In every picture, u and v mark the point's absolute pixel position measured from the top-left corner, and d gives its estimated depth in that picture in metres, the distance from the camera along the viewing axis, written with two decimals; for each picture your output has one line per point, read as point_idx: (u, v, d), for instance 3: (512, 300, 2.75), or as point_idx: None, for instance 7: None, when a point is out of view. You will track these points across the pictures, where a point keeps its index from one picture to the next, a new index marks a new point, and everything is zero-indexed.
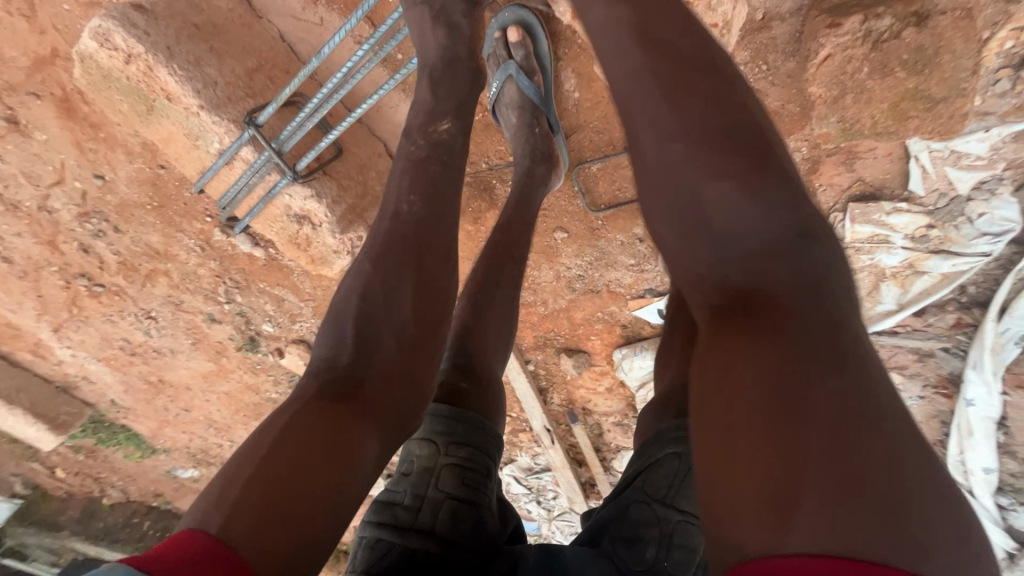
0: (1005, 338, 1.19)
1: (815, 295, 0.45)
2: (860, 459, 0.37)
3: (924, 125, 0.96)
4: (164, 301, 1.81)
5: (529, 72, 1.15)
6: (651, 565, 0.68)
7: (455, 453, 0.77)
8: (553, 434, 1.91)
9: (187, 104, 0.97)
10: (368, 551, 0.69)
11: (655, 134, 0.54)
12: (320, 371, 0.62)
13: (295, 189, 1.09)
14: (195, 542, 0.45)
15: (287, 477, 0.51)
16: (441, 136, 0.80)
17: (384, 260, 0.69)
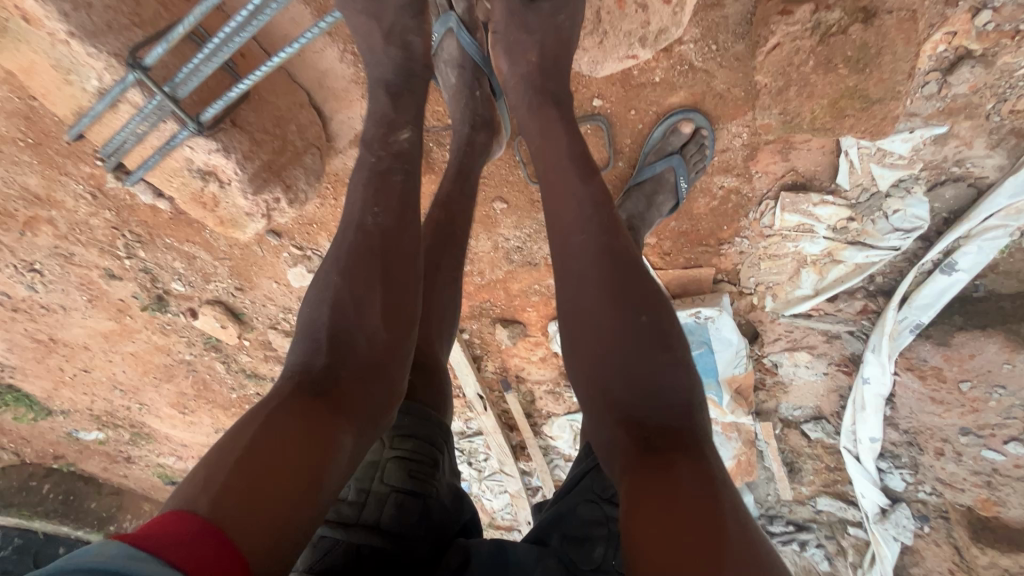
0: (902, 325, 1.28)
1: (685, 409, 0.58)
2: (721, 527, 0.47)
3: (859, 125, 0.97)
4: (50, 252, 1.59)
5: (471, 28, 1.06)
6: (598, 564, 0.62)
7: (401, 445, 0.70)
8: (486, 401, 1.91)
9: (52, 30, 0.80)
10: (310, 550, 0.62)
11: (579, 250, 0.66)
12: (295, 373, 0.60)
13: (198, 141, 0.96)
14: (189, 522, 0.45)
15: (269, 466, 0.51)
16: (403, 146, 0.76)
17: (352, 271, 0.66)
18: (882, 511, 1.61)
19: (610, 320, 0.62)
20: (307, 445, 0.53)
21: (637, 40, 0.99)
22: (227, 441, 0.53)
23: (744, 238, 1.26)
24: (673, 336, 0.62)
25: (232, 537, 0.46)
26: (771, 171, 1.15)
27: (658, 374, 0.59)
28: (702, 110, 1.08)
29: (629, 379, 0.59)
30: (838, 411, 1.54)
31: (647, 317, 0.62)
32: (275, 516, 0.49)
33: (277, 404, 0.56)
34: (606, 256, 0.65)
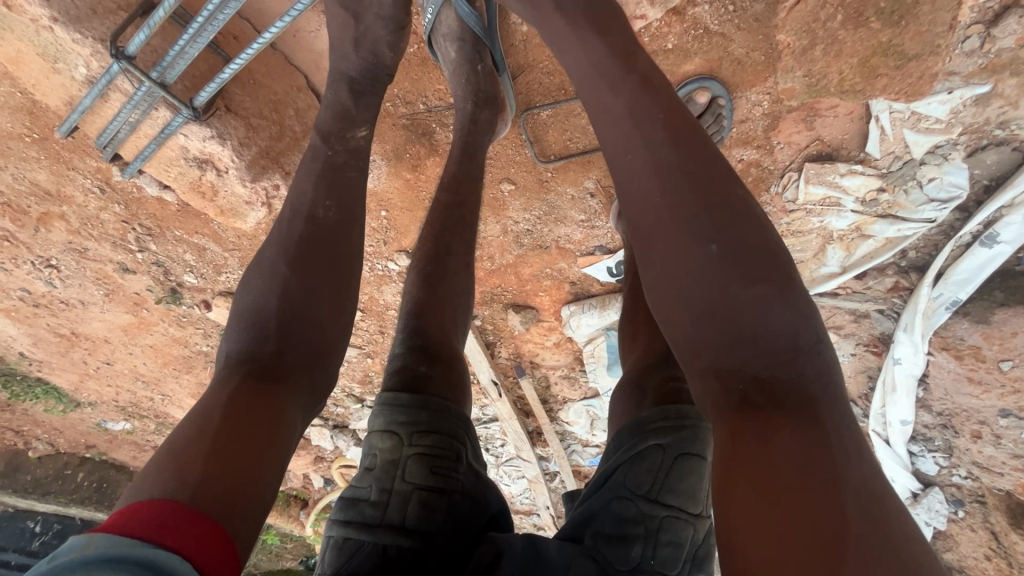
0: (937, 302, 1.21)
1: (789, 348, 0.47)
2: (836, 504, 0.40)
3: (893, 85, 0.92)
4: (64, 248, 1.60)
5: None
6: (638, 564, 0.58)
7: (421, 441, 0.66)
8: (501, 387, 1.88)
9: (34, 16, 0.78)
10: (336, 552, 0.60)
11: (633, 170, 0.54)
12: (238, 367, 0.56)
13: (191, 128, 0.93)
14: (162, 504, 0.43)
15: (242, 453, 0.49)
16: (359, 144, 0.74)
17: (301, 261, 0.63)
18: (913, 496, 1.56)
19: (686, 259, 0.50)
20: (268, 434, 0.51)
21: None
22: (186, 436, 0.49)
23: (766, 214, 1.19)
24: (765, 258, 0.49)
25: (218, 520, 0.45)
26: (793, 141, 1.08)
27: (750, 310, 0.48)
28: (719, 78, 1.02)
29: (712, 332, 0.49)
30: (866, 393, 1.48)
31: (731, 243, 0.50)
32: (253, 500, 0.48)
33: (229, 398, 0.53)
34: (668, 176, 0.53)
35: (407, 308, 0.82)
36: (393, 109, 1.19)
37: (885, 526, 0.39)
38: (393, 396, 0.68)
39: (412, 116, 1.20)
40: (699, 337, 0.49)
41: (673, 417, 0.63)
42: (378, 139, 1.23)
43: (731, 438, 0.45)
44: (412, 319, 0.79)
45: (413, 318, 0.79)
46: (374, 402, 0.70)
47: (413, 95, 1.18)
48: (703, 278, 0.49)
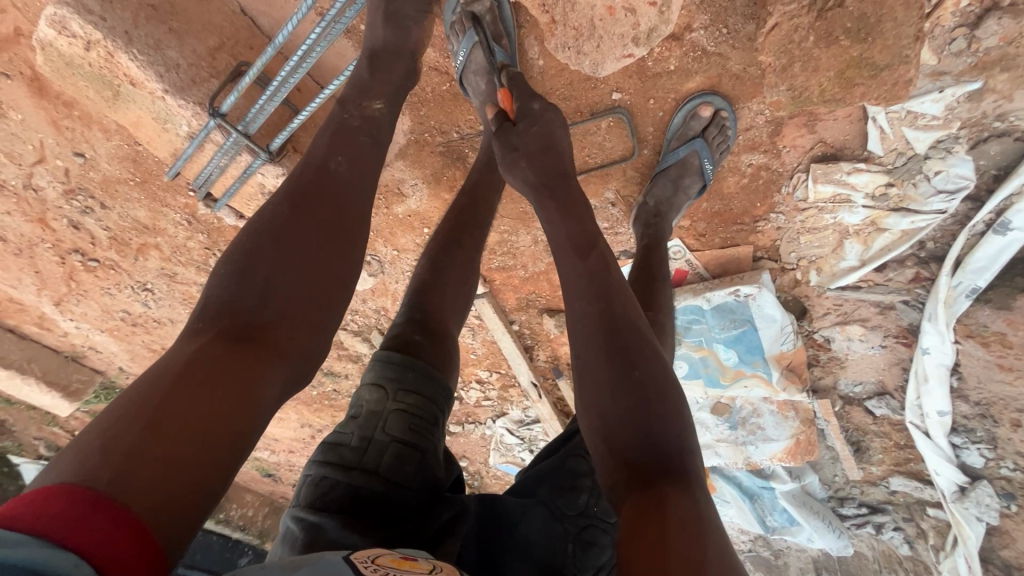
0: (958, 291, 1.23)
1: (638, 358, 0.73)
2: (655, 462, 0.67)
3: (871, 93, 0.98)
4: (158, 273, 1.87)
5: (495, 37, 1.07)
6: (582, 509, 0.84)
7: (403, 399, 0.85)
8: (540, 389, 1.99)
9: (151, 89, 0.99)
10: (314, 487, 0.77)
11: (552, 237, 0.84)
12: (216, 320, 0.64)
13: (268, 168, 1.12)
14: (76, 498, 0.45)
15: (191, 417, 0.55)
16: (374, 114, 0.84)
17: (299, 210, 0.73)
18: (960, 490, 1.54)
19: (575, 292, 0.79)
20: (239, 390, 0.59)
21: (630, 41, 1.04)
22: (153, 379, 0.57)
23: (780, 214, 1.27)
24: (625, 305, 0.77)
25: (129, 504, 0.47)
26: (798, 144, 1.15)
27: (616, 334, 0.74)
28: (721, 93, 1.11)
29: (600, 354, 0.74)
30: (901, 385, 1.49)
31: (606, 284, 0.78)
32: (211, 462, 0.54)
33: (201, 348, 0.61)
34: (564, 246, 0.82)
35: (415, 285, 1.05)
36: (430, 139, 1.36)
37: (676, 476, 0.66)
38: (386, 356, 0.89)
39: (447, 143, 1.36)
40: (583, 336, 0.76)
41: None
42: (419, 166, 1.41)
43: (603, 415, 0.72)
44: (416, 295, 1.02)
45: (419, 293, 1.02)
46: (371, 359, 0.90)
47: (448, 126, 1.33)
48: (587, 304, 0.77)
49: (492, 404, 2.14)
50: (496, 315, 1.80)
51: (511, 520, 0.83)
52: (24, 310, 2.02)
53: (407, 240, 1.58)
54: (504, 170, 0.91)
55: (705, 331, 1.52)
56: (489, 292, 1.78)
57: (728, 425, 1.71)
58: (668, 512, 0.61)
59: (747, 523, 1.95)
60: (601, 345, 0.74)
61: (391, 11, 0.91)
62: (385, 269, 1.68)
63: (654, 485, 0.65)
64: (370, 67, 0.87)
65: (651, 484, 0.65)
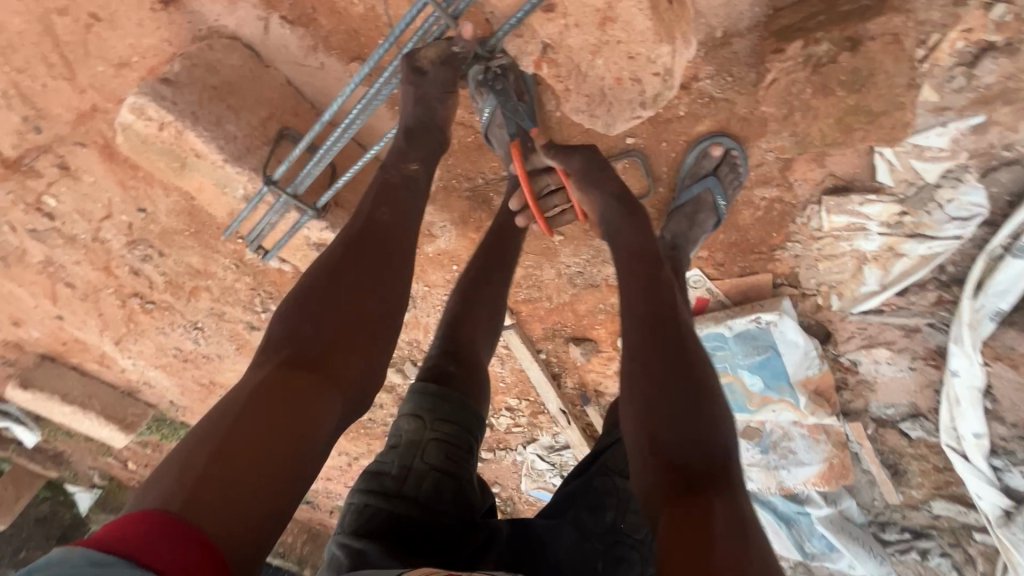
0: (981, 313, 1.25)
1: (691, 372, 0.79)
2: (703, 473, 0.71)
3: (873, 135, 1.05)
4: (208, 313, 2.01)
5: (517, 93, 1.06)
6: (609, 525, 0.92)
7: (439, 428, 0.94)
8: (569, 415, 2.02)
9: (213, 160, 1.12)
10: (357, 513, 0.85)
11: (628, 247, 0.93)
12: (276, 353, 0.74)
13: (313, 223, 1.22)
14: (154, 521, 0.57)
15: (255, 442, 0.65)
16: (411, 173, 0.94)
17: (352, 250, 0.83)
18: (1006, 514, 1.51)
19: (635, 303, 0.85)
20: (297, 415, 0.69)
21: (639, 105, 1.05)
22: (220, 412, 0.68)
23: (796, 242, 1.31)
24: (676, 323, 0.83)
25: (198, 525, 0.59)
26: (809, 178, 1.20)
27: (684, 346, 0.81)
28: (730, 134, 1.17)
29: (654, 362, 0.79)
30: (935, 406, 1.48)
31: (666, 297, 0.86)
32: (272, 480, 0.65)
33: (264, 377, 0.71)
34: (636, 258, 0.91)
35: (446, 317, 1.14)
36: (457, 185, 1.46)
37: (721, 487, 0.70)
38: (423, 387, 0.97)
39: (473, 188, 1.46)
40: (642, 341, 0.81)
41: None
42: (447, 210, 1.51)
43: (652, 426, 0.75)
44: (449, 327, 1.11)
45: (451, 327, 1.11)
46: (408, 390, 0.99)
47: (474, 173, 1.43)
48: (648, 310, 0.84)
49: (522, 430, 2.19)
50: (523, 345, 1.87)
51: (541, 540, 0.89)
52: (87, 348, 2.19)
53: (438, 276, 1.67)
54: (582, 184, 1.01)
55: (729, 357, 1.54)
56: (515, 322, 1.85)
57: (759, 450, 1.71)
58: (709, 523, 0.65)
59: (784, 550, 1.91)
60: (671, 347, 0.80)
61: (419, 94, 0.98)
62: (416, 304, 1.78)
63: (695, 495, 0.69)
64: (406, 135, 0.98)
65: (694, 493, 0.69)
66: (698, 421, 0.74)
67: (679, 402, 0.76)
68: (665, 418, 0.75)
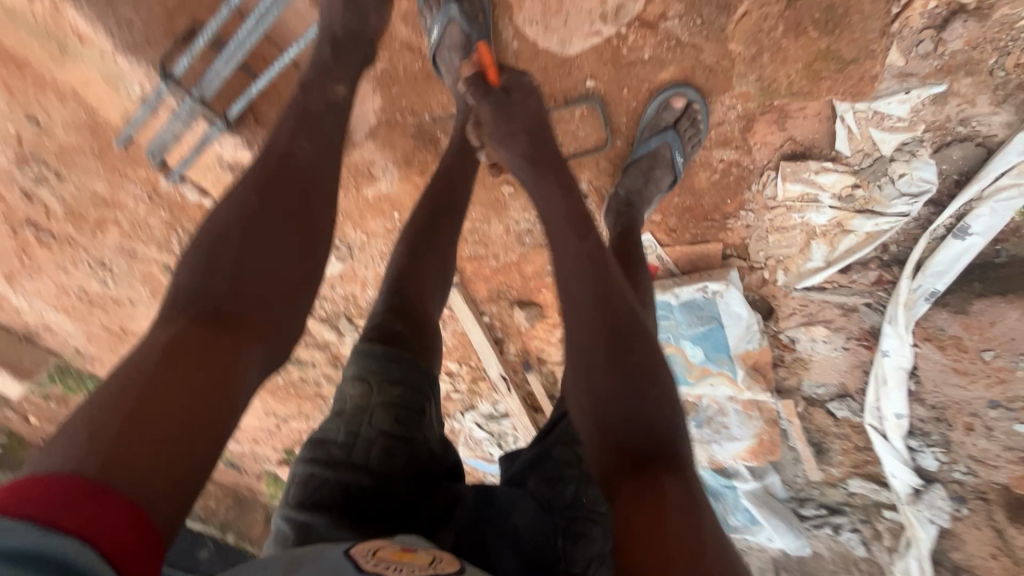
0: (917, 294, 1.26)
1: (627, 344, 0.74)
2: (651, 447, 0.69)
3: (837, 86, 1.05)
4: (117, 250, 1.79)
5: (471, 14, 1.05)
6: (571, 500, 0.82)
7: (388, 392, 0.85)
8: (509, 382, 1.93)
9: (101, 48, 0.94)
10: (302, 485, 0.77)
11: (554, 203, 0.84)
12: (184, 309, 0.64)
13: (226, 139, 1.06)
14: (70, 482, 0.48)
15: (164, 401, 0.56)
16: (335, 98, 0.85)
17: (270, 191, 0.73)
18: (915, 491, 1.56)
19: (573, 273, 0.78)
20: (218, 368, 0.61)
21: (598, 18, 1.08)
22: (122, 377, 0.57)
23: (749, 211, 1.27)
24: (611, 288, 0.77)
25: (119, 484, 0.50)
26: (768, 142, 1.16)
27: (626, 318, 0.76)
28: (694, 85, 1.11)
29: (591, 347, 0.74)
30: (862, 387, 1.50)
31: (601, 264, 0.79)
32: (198, 440, 0.57)
33: (173, 336, 0.61)
34: (561, 224, 0.82)
35: (391, 272, 1.02)
36: (401, 120, 1.33)
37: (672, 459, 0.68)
38: (370, 348, 0.88)
39: (419, 125, 1.33)
40: (580, 322, 0.76)
41: None
42: (389, 148, 1.38)
43: (597, 409, 0.72)
44: (394, 284, 0.99)
45: (397, 282, 1.00)
46: (352, 352, 0.89)
47: (420, 108, 1.31)
48: (579, 283, 0.78)
49: (461, 397, 2.10)
50: (465, 304, 1.77)
51: (503, 510, 0.80)
52: None
53: (378, 225, 1.54)
54: (496, 142, 0.92)
55: (672, 327, 1.52)
56: (459, 280, 1.75)
57: (694, 424, 1.72)
58: (665, 500, 0.63)
59: None
60: (592, 321, 0.75)
61: None
62: (354, 255, 1.64)
63: (647, 475, 0.66)
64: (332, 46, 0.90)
65: (644, 474, 0.66)
66: (646, 394, 0.71)
67: (622, 386, 0.71)
68: (604, 405, 0.72)
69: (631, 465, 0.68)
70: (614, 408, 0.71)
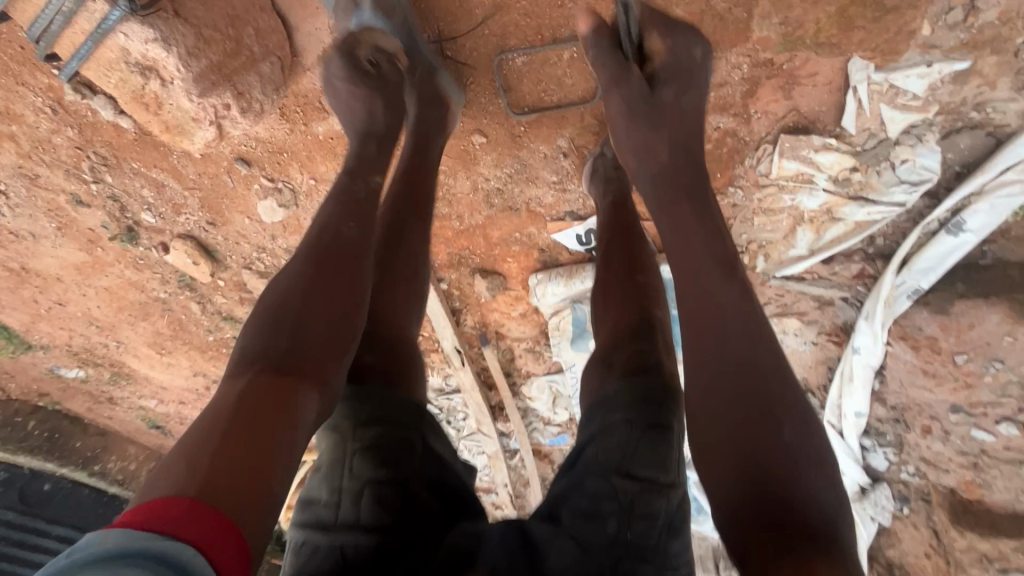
0: (899, 290, 1.20)
1: (752, 337, 0.67)
2: (769, 448, 0.61)
3: (868, 39, 0.95)
4: (15, 172, 1.46)
5: (383, 16, 1.05)
6: (614, 537, 0.65)
7: (364, 434, 0.71)
8: (463, 356, 1.79)
9: None
10: (296, 554, 0.66)
11: (679, 176, 0.82)
12: (251, 363, 0.64)
13: (130, 27, 0.94)
14: (175, 508, 0.50)
15: (245, 442, 0.57)
16: (376, 185, 0.87)
17: (319, 261, 0.73)
18: (861, 491, 1.52)
19: (697, 246, 0.74)
20: (279, 417, 0.60)
21: None
22: (203, 426, 0.58)
23: (738, 188, 1.18)
24: (727, 264, 0.72)
25: (222, 512, 0.52)
26: (770, 111, 1.07)
27: (733, 299, 0.70)
28: (700, 33, 0.99)
29: (716, 333, 0.68)
30: (824, 384, 1.45)
31: (717, 236, 0.75)
32: (261, 469, 0.57)
33: (242, 386, 0.62)
34: (665, 189, 0.81)
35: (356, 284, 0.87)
36: None
37: (800, 456, 0.61)
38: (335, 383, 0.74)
39: None
40: (689, 296, 0.71)
41: (634, 395, 0.72)
42: None
43: (714, 400, 0.65)
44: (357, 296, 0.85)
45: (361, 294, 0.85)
46: None
47: None
48: (711, 257, 0.73)
49: None
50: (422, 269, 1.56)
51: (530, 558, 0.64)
52: None
53: (328, 168, 1.37)
54: (620, 117, 0.89)
55: None
56: None
57: None
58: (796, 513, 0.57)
59: None
60: (712, 297, 0.70)
61: None
62: (299, 202, 1.44)
63: (773, 487, 0.59)
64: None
65: (772, 487, 0.59)
66: (770, 390, 0.64)
67: (744, 378, 0.65)
68: (724, 398, 0.65)
69: (751, 465, 0.61)
70: (739, 399, 0.64)
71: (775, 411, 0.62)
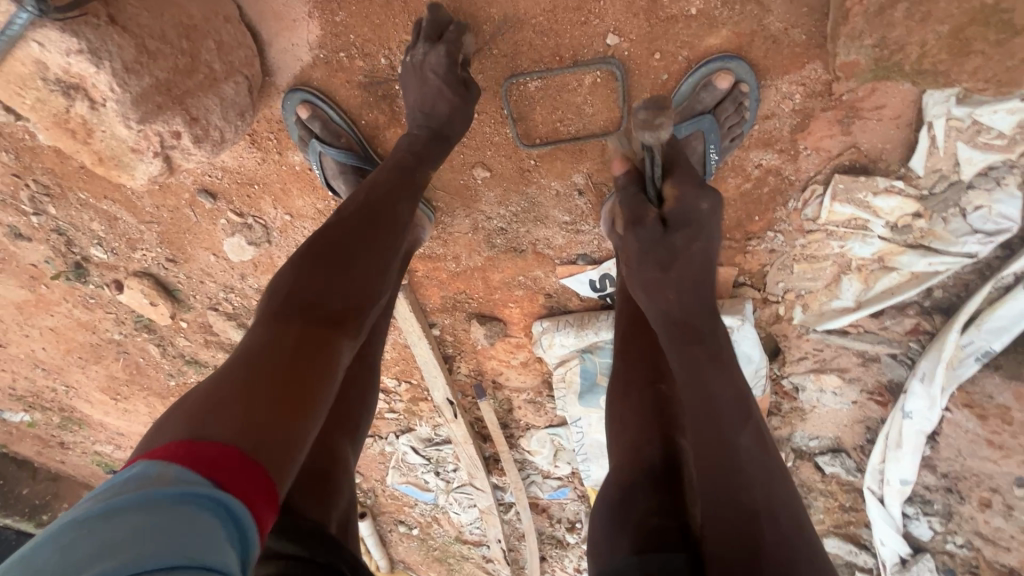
0: (965, 351, 1.06)
1: (761, 452, 0.66)
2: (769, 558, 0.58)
3: (984, 68, 0.80)
4: None
5: (333, 138, 1.03)
6: None
7: (258, 573, 0.60)
8: (457, 408, 1.58)
9: None
10: None
11: (698, 298, 0.77)
12: (288, 312, 0.65)
13: (49, 36, 0.76)
14: (200, 452, 0.49)
15: (273, 383, 0.57)
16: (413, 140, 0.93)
17: (364, 217, 0.80)
18: (902, 563, 1.30)
19: (713, 374, 0.70)
20: (306, 371, 0.61)
21: None
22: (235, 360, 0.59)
23: (779, 232, 1.03)
24: (743, 384, 0.70)
25: (240, 461, 0.50)
26: (822, 148, 0.94)
27: (744, 415, 0.68)
28: (747, 58, 0.90)
29: (725, 422, 0.67)
30: (863, 445, 1.28)
31: (731, 365, 0.72)
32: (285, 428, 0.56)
33: (279, 330, 0.63)
34: (679, 315, 0.76)
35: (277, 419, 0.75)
36: (349, 62, 1.00)
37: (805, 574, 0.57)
38: None
39: (373, 75, 1.00)
40: (706, 404, 0.69)
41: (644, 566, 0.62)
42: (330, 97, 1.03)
43: (723, 480, 0.64)
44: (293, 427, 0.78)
45: None
46: None
47: (375, 49, 0.98)
48: (722, 378, 0.70)
49: (396, 418, 1.73)
50: (410, 309, 1.37)
51: None
52: None
53: (307, 202, 1.18)
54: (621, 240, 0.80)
55: None
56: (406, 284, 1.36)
57: None
58: None
59: None
60: (724, 407, 0.68)
61: None
62: (271, 239, 1.24)
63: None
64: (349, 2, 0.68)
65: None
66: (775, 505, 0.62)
67: (746, 471, 0.64)
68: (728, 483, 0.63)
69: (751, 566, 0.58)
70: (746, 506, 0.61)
71: (776, 540, 0.59)
